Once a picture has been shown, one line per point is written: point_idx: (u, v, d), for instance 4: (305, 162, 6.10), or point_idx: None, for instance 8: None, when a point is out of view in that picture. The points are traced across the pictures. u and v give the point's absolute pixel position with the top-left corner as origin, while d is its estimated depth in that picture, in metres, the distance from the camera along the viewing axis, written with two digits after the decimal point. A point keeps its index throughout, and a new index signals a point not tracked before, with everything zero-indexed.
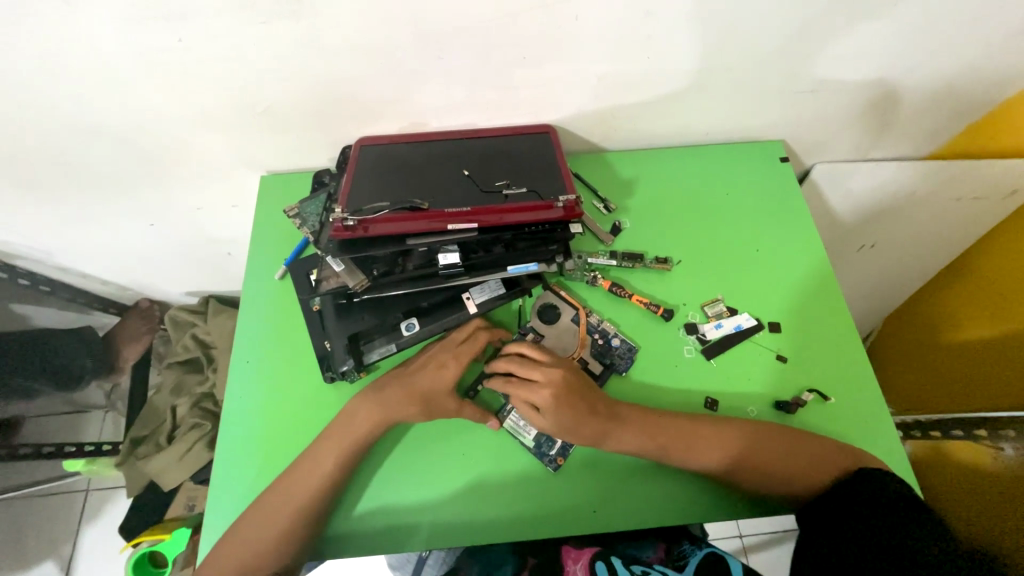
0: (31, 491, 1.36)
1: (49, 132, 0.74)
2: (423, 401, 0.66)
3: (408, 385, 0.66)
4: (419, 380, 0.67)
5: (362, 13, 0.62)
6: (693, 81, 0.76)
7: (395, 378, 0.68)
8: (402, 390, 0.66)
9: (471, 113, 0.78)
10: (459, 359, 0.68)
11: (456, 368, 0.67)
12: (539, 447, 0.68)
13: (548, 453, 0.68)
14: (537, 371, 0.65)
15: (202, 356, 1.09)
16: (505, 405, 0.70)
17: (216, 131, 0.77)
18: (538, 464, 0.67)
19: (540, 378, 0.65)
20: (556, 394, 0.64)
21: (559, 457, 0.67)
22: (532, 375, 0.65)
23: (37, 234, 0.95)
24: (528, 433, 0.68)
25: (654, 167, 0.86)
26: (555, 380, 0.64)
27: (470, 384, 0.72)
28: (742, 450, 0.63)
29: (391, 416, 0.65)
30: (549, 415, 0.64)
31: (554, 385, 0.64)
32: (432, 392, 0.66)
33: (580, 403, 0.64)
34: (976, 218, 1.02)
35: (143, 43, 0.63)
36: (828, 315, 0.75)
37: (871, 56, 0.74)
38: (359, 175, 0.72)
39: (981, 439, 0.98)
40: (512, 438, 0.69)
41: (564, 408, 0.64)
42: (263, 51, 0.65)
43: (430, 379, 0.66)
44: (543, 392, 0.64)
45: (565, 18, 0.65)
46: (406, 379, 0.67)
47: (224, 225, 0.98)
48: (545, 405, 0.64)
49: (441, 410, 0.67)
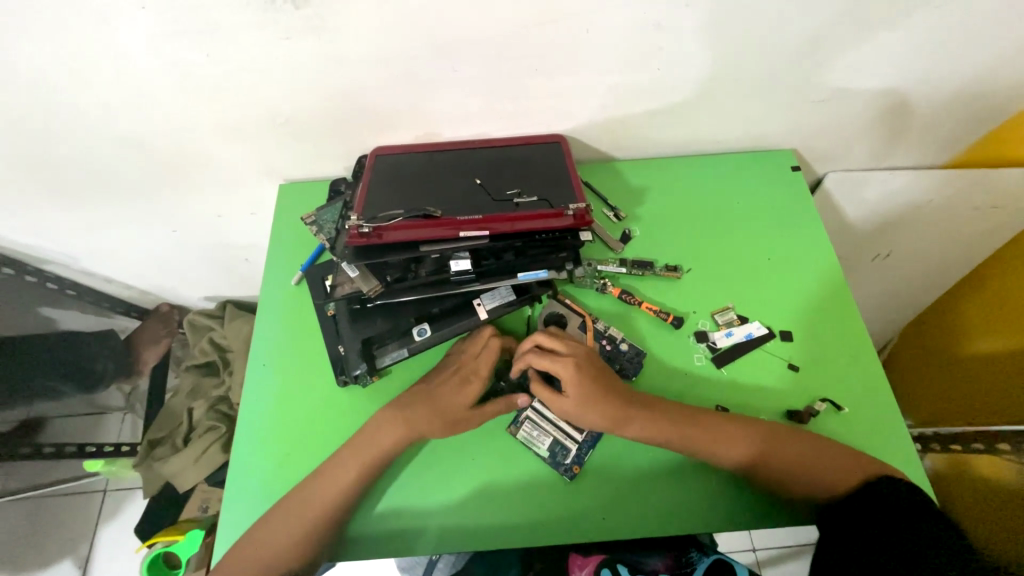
0: (51, 490, 1.39)
1: (78, 141, 0.77)
2: (446, 418, 0.67)
3: (431, 403, 0.67)
4: (444, 399, 0.67)
5: (379, 25, 0.63)
6: (704, 90, 0.76)
7: (418, 397, 0.68)
8: (427, 409, 0.67)
9: (483, 122, 0.79)
10: (481, 374, 0.69)
11: (479, 385, 0.68)
12: (553, 456, 0.68)
13: (562, 462, 0.68)
14: (563, 344, 0.68)
15: (219, 359, 1.11)
16: (519, 416, 0.70)
17: (237, 139, 0.79)
18: (553, 473, 0.67)
19: (564, 351, 0.67)
20: (580, 367, 0.66)
21: (574, 466, 0.68)
22: (556, 347, 0.68)
23: (63, 239, 0.98)
24: (542, 444, 0.68)
25: (664, 176, 0.87)
26: (579, 355, 0.67)
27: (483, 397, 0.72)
28: (757, 450, 0.63)
29: (414, 431, 0.66)
30: (574, 385, 0.65)
31: (578, 359, 0.67)
32: (456, 408, 0.67)
33: (602, 378, 0.67)
34: (993, 227, 1.01)
35: (171, 56, 0.66)
36: (840, 325, 0.75)
37: (883, 65, 0.74)
38: (374, 184, 0.74)
39: (1001, 453, 0.96)
40: (526, 449, 0.69)
41: (589, 379, 0.66)
42: (283, 63, 0.67)
43: (455, 396, 0.68)
44: (568, 362, 0.66)
45: (576, 31, 0.66)
46: (431, 399, 0.68)
47: (241, 232, 1.01)
48: (569, 374, 0.65)
49: (467, 423, 0.68)
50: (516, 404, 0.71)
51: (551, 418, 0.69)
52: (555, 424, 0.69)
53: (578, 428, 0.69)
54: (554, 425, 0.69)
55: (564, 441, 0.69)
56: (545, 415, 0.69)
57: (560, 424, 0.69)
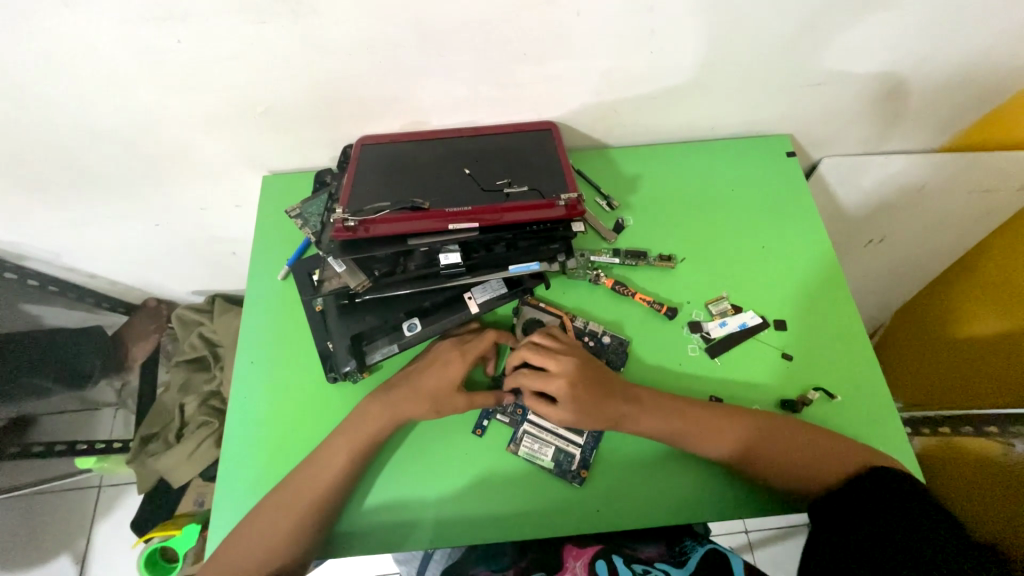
0: (44, 487, 1.38)
1: (51, 133, 0.74)
2: (429, 397, 0.66)
3: (414, 382, 0.67)
4: (428, 378, 0.67)
5: (361, 11, 0.61)
6: (697, 75, 0.75)
7: (401, 379, 0.68)
8: (411, 387, 0.67)
9: (472, 110, 0.77)
10: (466, 355, 0.68)
11: (461, 364, 0.68)
12: (559, 465, 0.67)
13: (570, 469, 0.67)
14: (552, 360, 0.65)
15: (209, 354, 1.10)
16: (516, 433, 0.68)
17: (217, 130, 0.77)
18: (561, 481, 0.66)
19: (554, 369, 0.65)
20: (572, 383, 0.64)
21: (581, 470, 0.67)
22: (547, 364, 0.65)
23: (43, 234, 0.96)
24: (545, 455, 0.67)
25: (657, 164, 0.85)
26: (569, 369, 0.65)
27: (476, 423, 0.69)
28: (753, 437, 0.63)
29: (396, 412, 0.65)
30: (569, 404, 0.64)
31: (569, 375, 0.65)
32: (440, 388, 0.66)
33: (595, 390, 0.65)
34: (988, 211, 1.00)
35: (143, 44, 0.63)
36: (833, 313, 0.74)
37: (879, 46, 0.72)
38: (360, 175, 0.72)
39: (991, 434, 0.97)
40: (530, 464, 0.67)
41: (583, 396, 0.64)
42: (261, 50, 0.65)
43: (439, 376, 0.67)
44: (560, 382, 0.64)
45: (565, 14, 0.64)
46: (413, 378, 0.67)
47: (228, 225, 0.99)
48: (562, 394, 0.64)
49: (451, 406, 0.66)
50: (511, 421, 0.69)
51: (549, 427, 0.68)
52: (554, 432, 0.68)
53: (577, 432, 0.68)
54: (552, 434, 0.68)
55: (567, 448, 0.68)
56: (543, 425, 0.68)
57: (558, 430, 0.68)
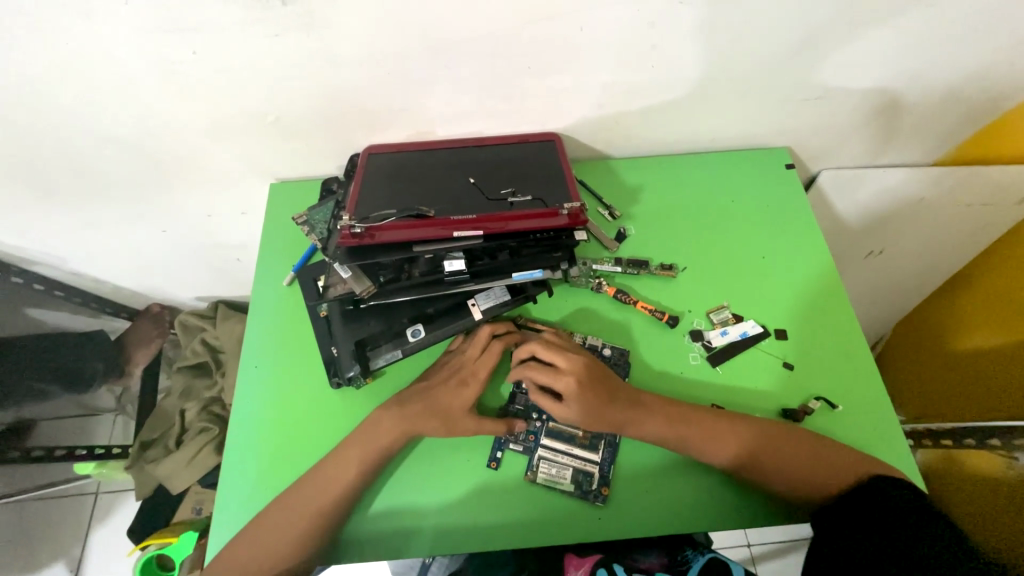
0: (42, 493, 1.37)
1: (62, 139, 0.75)
2: (444, 417, 0.66)
3: (428, 401, 0.67)
4: (441, 397, 0.67)
5: (371, 25, 0.63)
6: (697, 90, 0.76)
7: (416, 394, 0.68)
8: (424, 405, 0.66)
9: (478, 121, 0.78)
10: (478, 376, 0.68)
11: (476, 386, 0.68)
12: (580, 487, 0.66)
13: (590, 489, 0.66)
14: (561, 357, 0.66)
15: (211, 361, 1.10)
16: (532, 461, 0.67)
17: (226, 138, 0.78)
18: (584, 503, 0.66)
19: (564, 364, 0.66)
20: (580, 381, 0.65)
21: (603, 488, 0.66)
22: (556, 360, 0.66)
23: (50, 240, 0.97)
24: (565, 479, 0.66)
25: (659, 175, 0.86)
26: (579, 367, 0.66)
27: (489, 455, 0.68)
28: (764, 443, 0.64)
29: (409, 429, 0.66)
30: (573, 402, 0.65)
31: (578, 372, 0.65)
32: (455, 409, 0.66)
33: (603, 389, 0.65)
34: (985, 224, 1.01)
35: (159, 56, 0.65)
36: (831, 323, 0.75)
37: (875, 63, 0.74)
38: (367, 183, 0.73)
39: (994, 449, 0.96)
40: (551, 490, 0.66)
41: (590, 393, 0.65)
42: (272, 62, 0.66)
43: (452, 395, 0.67)
44: (568, 378, 0.65)
45: (570, 28, 0.66)
46: (428, 397, 0.67)
47: (232, 232, 1.00)
48: (569, 391, 0.65)
49: (462, 427, 0.66)
50: (524, 449, 0.68)
51: (564, 450, 0.68)
52: (569, 454, 0.68)
53: (592, 450, 0.68)
54: (569, 456, 0.67)
55: (584, 467, 0.67)
56: (557, 448, 0.68)
57: (573, 451, 0.68)
